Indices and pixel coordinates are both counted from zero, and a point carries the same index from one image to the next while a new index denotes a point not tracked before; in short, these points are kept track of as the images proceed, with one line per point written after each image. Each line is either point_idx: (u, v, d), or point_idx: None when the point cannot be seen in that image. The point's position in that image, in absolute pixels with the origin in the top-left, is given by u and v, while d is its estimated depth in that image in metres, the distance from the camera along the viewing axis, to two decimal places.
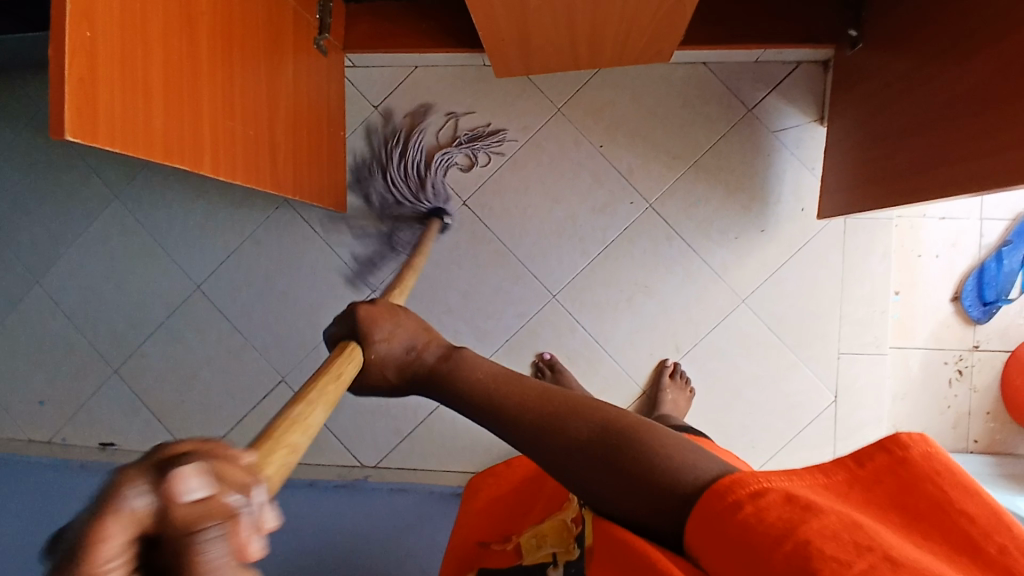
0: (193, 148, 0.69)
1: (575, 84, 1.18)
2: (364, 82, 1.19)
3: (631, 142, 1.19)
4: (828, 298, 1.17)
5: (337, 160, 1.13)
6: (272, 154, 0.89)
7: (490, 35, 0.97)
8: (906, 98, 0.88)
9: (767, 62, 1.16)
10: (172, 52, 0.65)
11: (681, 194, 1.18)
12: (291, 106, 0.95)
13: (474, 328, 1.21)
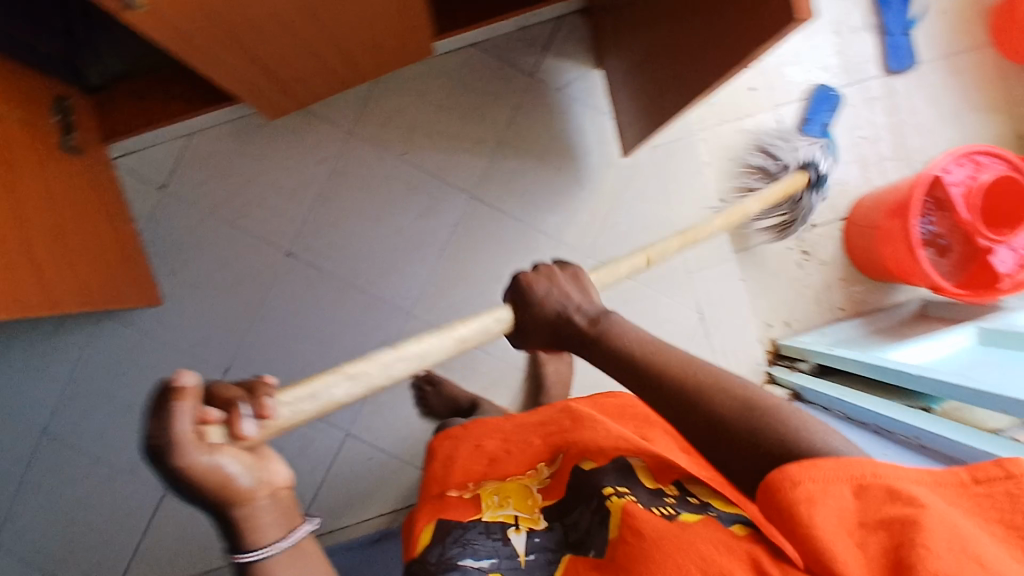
0: None
1: (356, 102, 1.15)
2: (142, 167, 1.12)
3: (432, 140, 1.17)
4: (662, 227, 1.21)
5: (130, 256, 1.05)
6: (39, 277, 0.81)
7: (237, 81, 0.92)
8: (646, 17, 0.90)
9: (530, 27, 1.18)
10: None
11: (496, 175, 1.18)
12: (51, 220, 0.87)
13: None
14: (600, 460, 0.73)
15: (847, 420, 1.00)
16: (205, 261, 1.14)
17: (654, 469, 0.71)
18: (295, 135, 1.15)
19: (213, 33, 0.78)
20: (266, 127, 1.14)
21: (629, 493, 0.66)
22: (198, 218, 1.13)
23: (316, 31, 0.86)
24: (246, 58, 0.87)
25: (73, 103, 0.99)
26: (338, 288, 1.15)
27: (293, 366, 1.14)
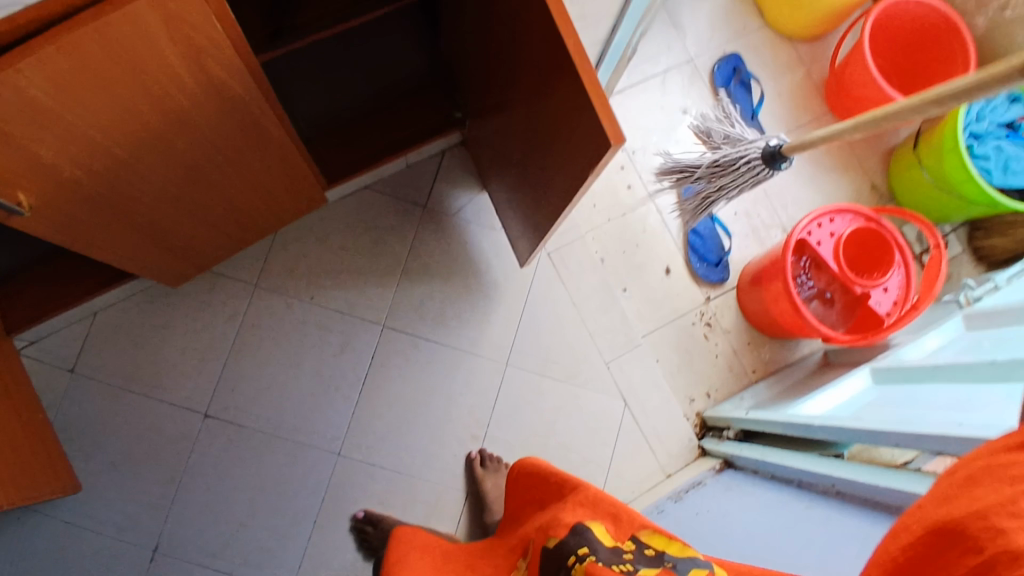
0: None
1: (260, 257, 1.20)
2: (47, 353, 1.12)
3: (338, 281, 1.21)
4: (571, 323, 1.26)
5: (44, 446, 1.02)
6: None
7: (134, 257, 0.94)
8: (508, 146, 0.99)
9: (417, 163, 1.27)
10: None
11: (406, 302, 1.22)
12: None
13: (275, 527, 1.11)
14: (562, 531, 0.68)
15: (773, 478, 1.02)
16: (121, 437, 1.11)
17: (610, 531, 0.70)
18: (202, 296, 1.17)
19: (102, 219, 0.81)
20: (171, 294, 1.17)
21: (591, 554, 0.63)
22: (110, 395, 1.12)
23: (205, 199, 0.91)
24: (139, 234, 0.90)
25: None
26: (263, 441, 1.14)
27: (225, 530, 1.10)
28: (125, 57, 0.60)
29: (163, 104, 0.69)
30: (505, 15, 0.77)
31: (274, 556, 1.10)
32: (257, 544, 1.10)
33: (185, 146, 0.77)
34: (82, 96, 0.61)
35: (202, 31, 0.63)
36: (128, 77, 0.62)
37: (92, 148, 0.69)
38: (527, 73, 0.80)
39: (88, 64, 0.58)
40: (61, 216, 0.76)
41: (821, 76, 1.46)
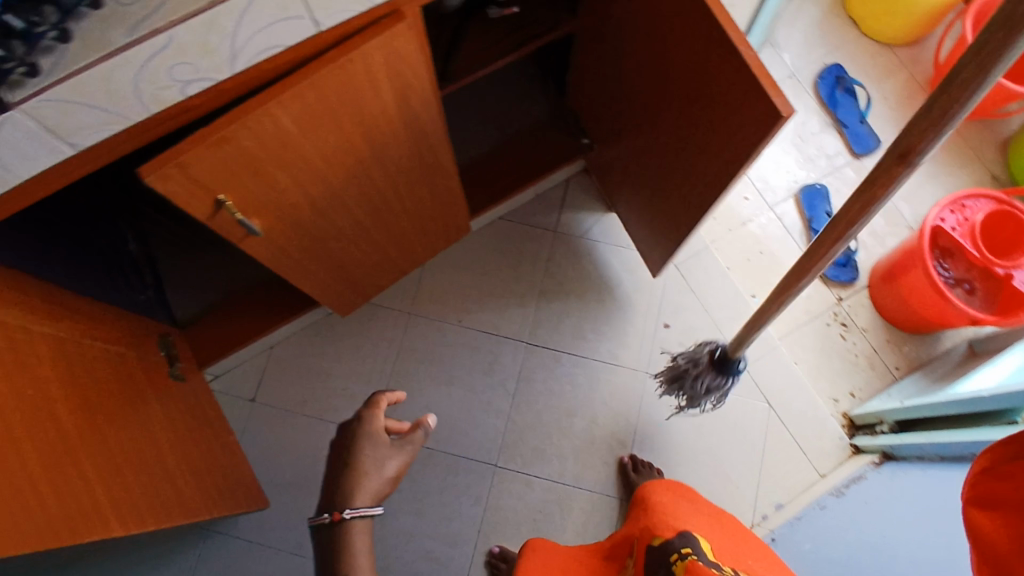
0: (86, 522, 0.71)
1: (411, 288, 1.33)
2: (232, 384, 1.25)
3: (482, 304, 1.32)
4: (709, 329, 1.29)
5: (236, 465, 1.13)
6: (161, 504, 0.88)
7: (317, 284, 1.05)
8: (645, 155, 1.06)
9: (543, 193, 1.36)
10: (32, 440, 0.69)
11: (546, 319, 1.31)
12: (168, 447, 0.96)
13: (443, 538, 1.18)
14: (668, 533, 0.70)
15: (942, 460, 0.99)
16: (298, 457, 1.22)
17: (717, 548, 0.69)
18: (361, 327, 1.30)
19: (299, 244, 0.91)
20: (332, 325, 1.30)
21: (693, 553, 0.64)
22: (288, 417, 1.24)
23: (379, 229, 1.02)
24: (325, 264, 1.02)
25: (173, 340, 1.13)
26: (424, 455, 1.22)
27: (399, 544, 1.17)
28: (351, 89, 0.71)
29: (368, 133, 0.79)
30: (648, 30, 0.86)
31: (447, 568, 1.16)
32: (428, 554, 1.17)
33: (378, 171, 0.88)
34: (312, 125, 0.72)
35: (410, 62, 0.73)
36: (347, 109, 0.73)
37: (311, 173, 0.79)
38: (668, 86, 0.89)
39: (323, 98, 0.69)
40: (274, 241, 0.87)
41: (925, 75, 1.49)
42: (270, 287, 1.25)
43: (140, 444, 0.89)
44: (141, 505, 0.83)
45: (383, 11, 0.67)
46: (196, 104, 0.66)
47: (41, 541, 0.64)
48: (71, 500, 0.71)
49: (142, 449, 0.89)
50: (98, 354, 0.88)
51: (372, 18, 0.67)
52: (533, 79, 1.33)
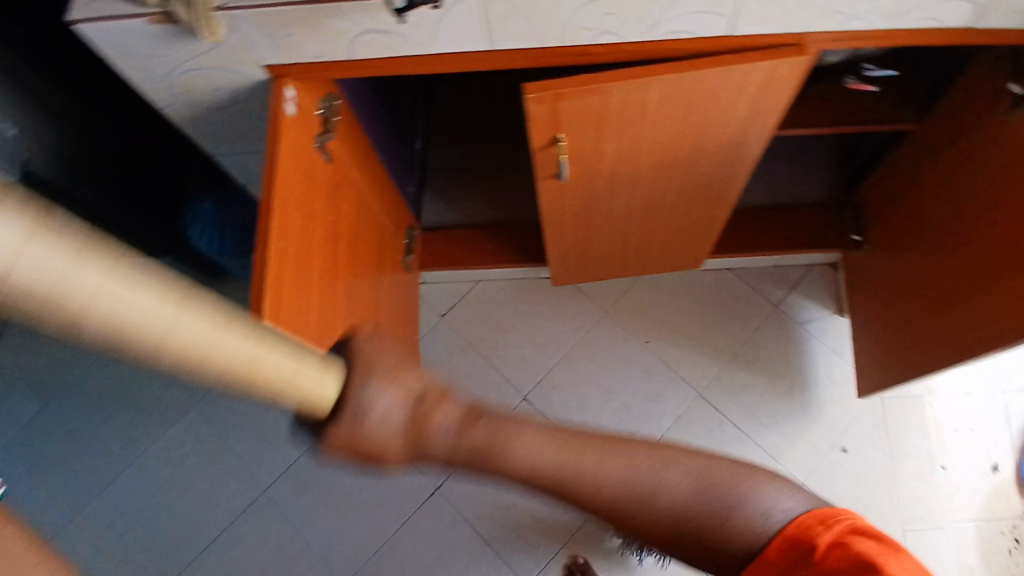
0: (330, 336, 0.83)
1: (620, 289, 1.36)
2: (434, 295, 1.38)
3: (674, 338, 1.31)
4: (880, 475, 1.20)
5: (393, 346, 1.13)
6: (332, 334, 0.83)
7: (550, 252, 1.12)
8: (931, 279, 1.01)
9: (784, 266, 1.34)
10: (327, 245, 0.82)
11: (727, 383, 1.27)
12: (348, 294, 0.90)
13: (540, 523, 1.23)
14: None
15: None
16: (453, 381, 1.33)
17: None
18: (560, 307, 1.36)
19: (577, 219, 1.01)
20: (540, 291, 1.37)
21: None
22: (461, 347, 1.35)
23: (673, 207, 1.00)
24: (610, 225, 1.05)
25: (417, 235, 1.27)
26: None
27: (495, 503, 1.25)
28: (750, 84, 0.73)
29: (721, 125, 0.81)
30: None
31: (526, 543, 1.22)
32: (518, 529, 1.23)
33: (689, 170, 0.90)
34: (712, 96, 0.74)
35: (777, 92, 0.75)
36: (744, 96, 0.75)
37: (658, 134, 0.81)
38: (986, 224, 0.89)
39: (731, 83, 0.72)
40: (562, 209, 0.96)
41: None
42: (507, 231, 1.34)
43: (356, 305, 0.94)
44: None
45: (783, 42, 0.70)
46: (652, 46, 0.69)
47: (284, 329, 0.68)
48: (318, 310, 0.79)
49: (332, 277, 0.83)
50: (348, 196, 0.91)
51: (786, 40, 0.70)
52: (836, 167, 1.33)
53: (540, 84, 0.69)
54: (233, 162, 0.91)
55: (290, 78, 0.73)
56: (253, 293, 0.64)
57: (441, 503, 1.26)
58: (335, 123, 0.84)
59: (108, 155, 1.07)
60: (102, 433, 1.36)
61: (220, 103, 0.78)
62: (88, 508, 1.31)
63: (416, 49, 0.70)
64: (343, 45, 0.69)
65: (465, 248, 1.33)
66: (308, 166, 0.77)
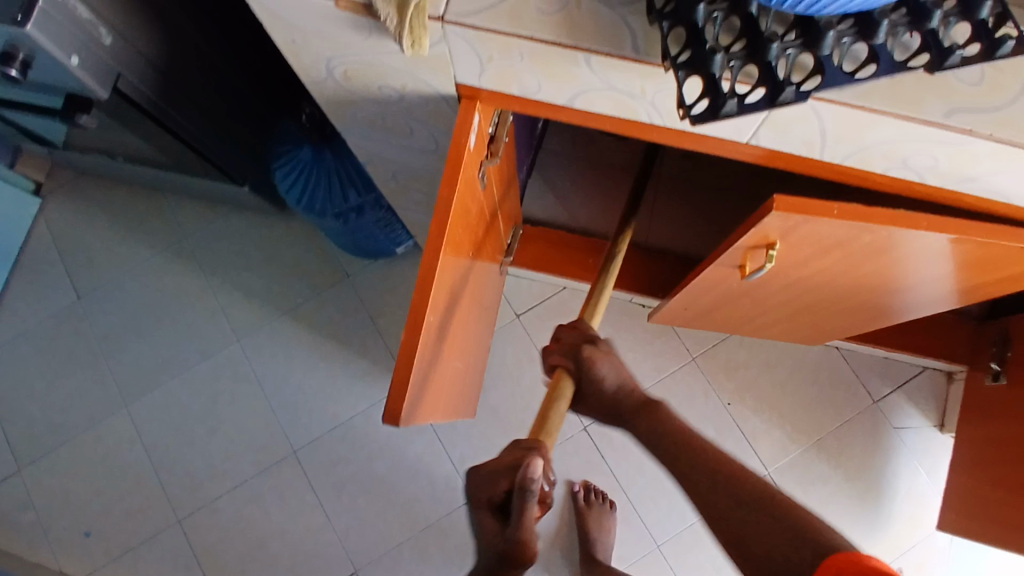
0: (437, 396, 0.72)
1: (713, 339, 1.24)
2: (513, 291, 1.27)
3: (758, 406, 1.22)
4: None
5: (474, 362, 1.01)
6: (439, 394, 0.73)
7: (669, 306, 0.98)
8: None
9: (895, 362, 1.22)
10: (455, 293, 0.71)
11: (800, 469, 1.19)
12: (457, 336, 0.79)
13: (570, 560, 1.18)
14: None
15: None
16: (514, 389, 1.24)
17: None
18: (648, 341, 1.24)
19: (723, 294, 0.88)
20: (628, 318, 1.25)
21: None
22: (531, 356, 1.25)
23: (833, 315, 0.87)
24: (748, 306, 0.91)
25: (518, 232, 1.14)
26: (608, 484, 1.20)
27: None
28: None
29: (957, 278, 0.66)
30: None
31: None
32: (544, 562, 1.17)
33: (883, 296, 0.76)
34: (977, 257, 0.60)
35: None
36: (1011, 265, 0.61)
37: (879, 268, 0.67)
38: None
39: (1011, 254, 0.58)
40: (716, 287, 0.83)
41: None
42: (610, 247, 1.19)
43: (460, 342, 0.83)
44: (437, 407, 0.75)
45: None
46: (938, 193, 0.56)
47: (408, 419, 0.58)
48: (436, 372, 0.69)
49: (451, 329, 0.73)
50: (484, 219, 0.77)
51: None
52: None
53: (795, 201, 0.55)
54: (359, 145, 0.78)
55: (479, 104, 0.58)
56: (393, 390, 0.53)
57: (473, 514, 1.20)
58: (503, 143, 0.70)
59: (216, 82, 0.92)
60: (141, 342, 1.29)
61: (382, 97, 0.63)
62: (116, 415, 1.27)
63: (654, 120, 0.55)
64: (570, 94, 0.54)
65: (565, 254, 1.20)
66: (467, 207, 0.64)
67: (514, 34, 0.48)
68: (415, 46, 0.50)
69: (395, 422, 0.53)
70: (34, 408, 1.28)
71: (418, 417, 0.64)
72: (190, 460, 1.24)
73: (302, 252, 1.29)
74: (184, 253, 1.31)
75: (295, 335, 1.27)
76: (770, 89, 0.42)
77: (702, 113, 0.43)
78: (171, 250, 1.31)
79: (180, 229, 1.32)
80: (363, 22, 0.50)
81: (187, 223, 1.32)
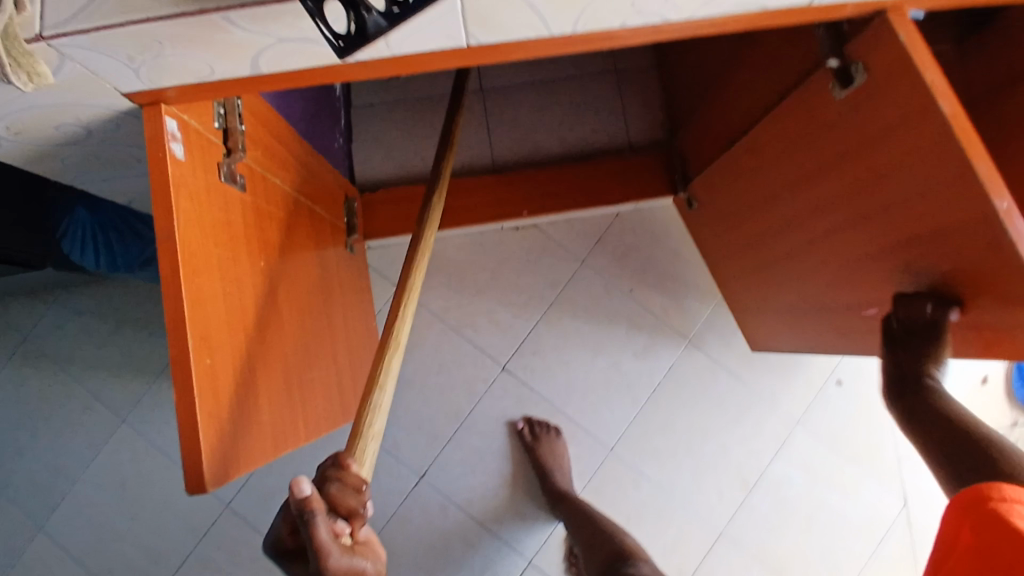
0: (289, 423, 0.65)
1: (596, 235, 1.20)
2: (383, 263, 1.19)
3: (660, 283, 1.19)
4: (876, 410, 1.17)
5: (354, 356, 0.94)
6: (292, 418, 0.66)
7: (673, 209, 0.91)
8: None
9: None
10: (264, 310, 0.63)
11: (719, 325, 1.19)
12: (299, 347, 0.73)
13: (536, 497, 1.16)
14: None
15: None
16: (423, 357, 1.18)
17: None
18: (534, 261, 1.20)
19: (827, 297, 0.81)
20: (506, 244, 1.20)
21: None
22: (426, 321, 1.19)
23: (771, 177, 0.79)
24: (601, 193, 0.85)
25: (355, 205, 1.05)
26: (547, 412, 1.17)
27: (488, 484, 1.16)
28: (886, 103, 0.54)
29: (851, 156, 0.62)
30: None
31: (523, 522, 1.15)
32: (511, 508, 1.16)
33: None
34: (909, 149, 0.54)
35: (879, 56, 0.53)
36: (876, 122, 0.57)
37: (892, 226, 0.61)
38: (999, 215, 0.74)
39: (908, 123, 0.52)
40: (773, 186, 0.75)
41: None
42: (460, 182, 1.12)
43: (310, 350, 0.76)
44: (302, 429, 0.68)
45: (898, 34, 0.50)
46: (695, 30, 0.50)
47: (234, 473, 0.51)
48: (271, 400, 0.62)
49: (277, 349, 0.65)
50: (273, 222, 0.69)
51: (869, 8, 0.51)
52: None
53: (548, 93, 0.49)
54: (106, 188, 0.67)
55: (167, 108, 0.49)
56: (187, 456, 0.46)
57: (428, 493, 1.16)
58: (243, 134, 0.61)
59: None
60: (21, 461, 1.16)
61: (70, 137, 0.53)
62: (27, 546, 1.15)
63: (361, 57, 0.46)
64: (248, 61, 0.45)
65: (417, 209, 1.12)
66: (221, 222, 0.55)
67: (127, 22, 0.39)
68: (36, 78, 0.41)
69: (203, 490, 0.46)
70: None
71: (263, 459, 0.58)
72: (127, 555, 1.15)
73: (153, 306, 1.19)
74: (26, 354, 1.17)
75: None
76: None
77: (349, 39, 0.35)
78: (13, 355, 1.17)
79: (10, 332, 1.18)
80: None
81: (19, 321, 1.18)
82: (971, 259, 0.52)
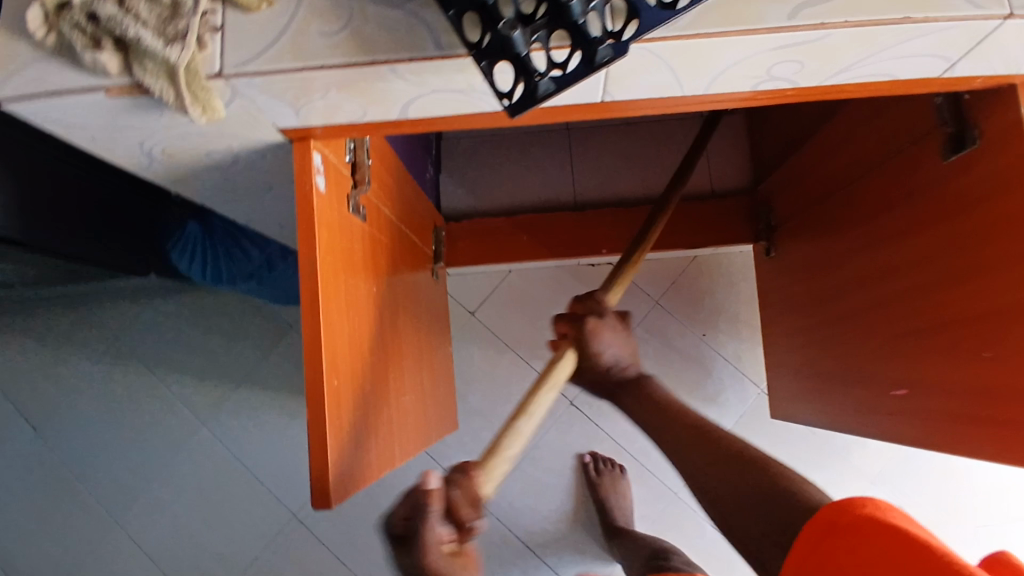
0: (390, 439, 0.68)
1: (672, 276, 1.20)
2: (460, 289, 1.22)
3: (734, 328, 1.19)
4: (954, 475, 1.13)
5: (436, 379, 0.97)
6: (392, 435, 0.69)
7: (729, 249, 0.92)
8: None
9: None
10: (375, 330, 0.67)
11: None
12: (399, 367, 0.76)
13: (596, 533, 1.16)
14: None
15: None
16: (493, 385, 1.20)
17: None
18: None
19: (854, 369, 0.80)
20: (582, 280, 1.22)
21: None
22: (498, 349, 1.21)
23: (840, 237, 0.81)
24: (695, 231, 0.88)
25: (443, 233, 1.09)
26: (612, 448, 1.18)
27: (549, 518, 1.16)
28: (983, 176, 0.55)
29: (933, 225, 0.63)
30: None
31: (582, 558, 1.15)
32: (572, 543, 1.15)
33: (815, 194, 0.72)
34: (996, 224, 0.54)
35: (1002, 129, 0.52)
36: (973, 193, 0.57)
37: (950, 300, 0.61)
38: None
39: (1001, 198, 0.53)
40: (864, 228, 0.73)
41: None
42: (542, 216, 1.13)
43: (406, 370, 0.79)
44: (399, 447, 0.71)
45: (1018, 107, 0.50)
46: (826, 93, 0.50)
47: (351, 492, 0.54)
48: (378, 418, 0.65)
49: (382, 368, 0.68)
50: (383, 249, 0.72)
51: (997, 81, 0.51)
52: None
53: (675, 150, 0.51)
54: (231, 208, 0.72)
55: (315, 143, 0.53)
56: (316, 474, 0.49)
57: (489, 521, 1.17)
58: (368, 167, 0.65)
59: (64, 177, 0.78)
60: (106, 455, 1.22)
61: (217, 163, 0.57)
62: (105, 537, 1.20)
63: (501, 108, 0.49)
64: (399, 107, 0.48)
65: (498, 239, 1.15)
66: (347, 250, 0.59)
67: (302, 69, 0.42)
68: (207, 112, 0.45)
69: (329, 508, 0.49)
70: (26, 552, 1.20)
71: (372, 474, 0.61)
72: (197, 554, 1.19)
73: (238, 317, 1.24)
74: (119, 353, 1.24)
75: (257, 401, 1.22)
76: (583, 52, 0.37)
77: (518, 100, 0.38)
78: (108, 354, 1.24)
79: (107, 332, 1.24)
80: (142, 101, 0.44)
81: (114, 322, 1.25)
82: (1015, 346, 0.53)
